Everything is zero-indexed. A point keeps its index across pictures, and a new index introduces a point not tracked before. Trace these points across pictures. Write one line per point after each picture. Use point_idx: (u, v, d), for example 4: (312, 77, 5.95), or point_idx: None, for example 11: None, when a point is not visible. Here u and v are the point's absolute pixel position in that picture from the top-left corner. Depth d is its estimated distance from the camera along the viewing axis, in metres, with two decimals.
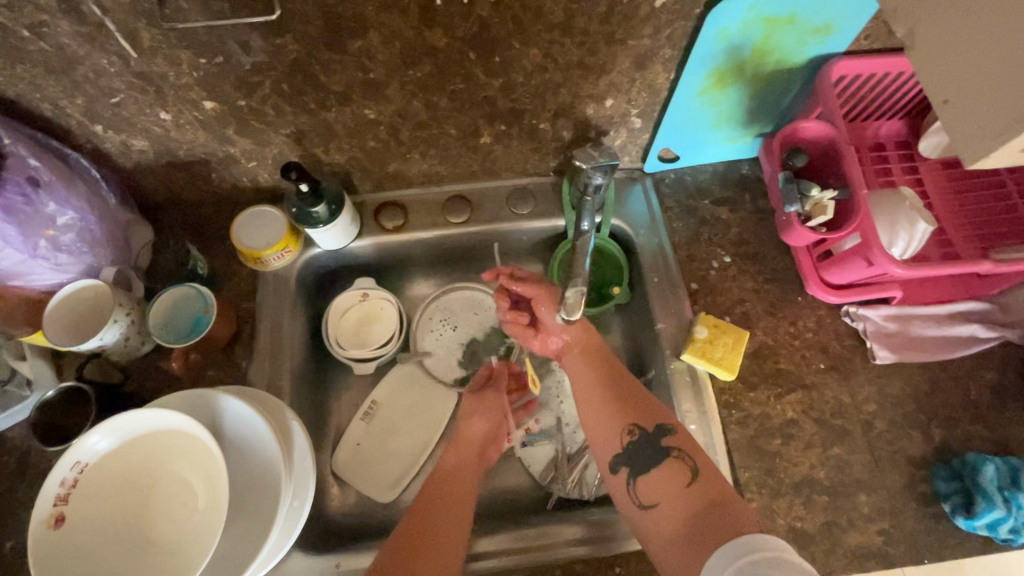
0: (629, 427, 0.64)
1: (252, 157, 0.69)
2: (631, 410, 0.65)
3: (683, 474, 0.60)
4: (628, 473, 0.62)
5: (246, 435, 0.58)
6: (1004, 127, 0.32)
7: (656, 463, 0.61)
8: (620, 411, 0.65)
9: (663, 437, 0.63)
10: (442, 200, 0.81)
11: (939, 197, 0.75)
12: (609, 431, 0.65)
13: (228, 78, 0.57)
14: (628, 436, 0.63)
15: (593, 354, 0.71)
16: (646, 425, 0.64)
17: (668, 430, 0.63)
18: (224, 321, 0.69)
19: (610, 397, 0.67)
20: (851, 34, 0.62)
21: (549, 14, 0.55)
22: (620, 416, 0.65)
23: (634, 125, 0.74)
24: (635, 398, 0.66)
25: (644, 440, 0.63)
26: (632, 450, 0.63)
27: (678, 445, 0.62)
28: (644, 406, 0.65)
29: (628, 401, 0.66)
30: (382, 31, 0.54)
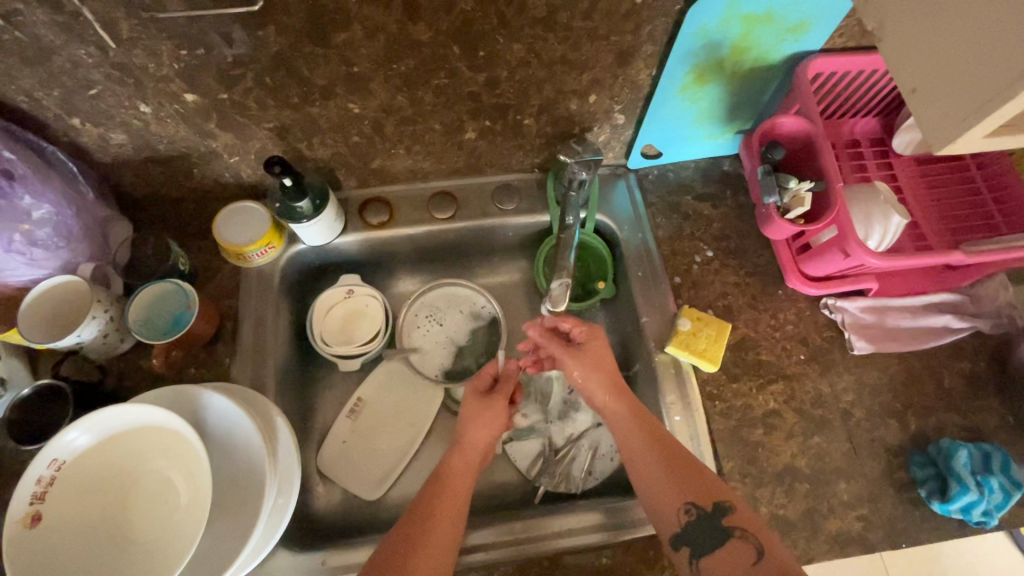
0: (686, 505, 0.58)
1: (234, 151, 0.68)
2: (684, 485, 0.59)
3: (748, 555, 0.54)
4: (690, 554, 0.57)
5: (229, 430, 0.57)
6: (968, 113, 0.33)
7: (717, 544, 0.56)
8: (673, 485, 0.59)
9: (722, 517, 0.57)
10: (427, 196, 0.81)
11: (912, 192, 0.77)
12: (662, 505, 0.59)
13: (210, 71, 0.56)
14: (686, 517, 0.58)
15: (638, 416, 0.64)
16: (703, 502, 0.58)
17: (728, 509, 0.57)
18: (206, 318, 0.69)
19: (659, 466, 0.60)
20: (827, 32, 0.63)
21: (532, 9, 0.55)
22: (676, 492, 0.59)
23: (617, 121, 0.75)
24: (688, 469, 0.60)
25: (701, 519, 0.57)
26: (691, 530, 0.57)
27: (739, 523, 0.56)
28: (697, 478, 0.59)
29: (680, 473, 0.59)
30: (366, 25, 0.54)
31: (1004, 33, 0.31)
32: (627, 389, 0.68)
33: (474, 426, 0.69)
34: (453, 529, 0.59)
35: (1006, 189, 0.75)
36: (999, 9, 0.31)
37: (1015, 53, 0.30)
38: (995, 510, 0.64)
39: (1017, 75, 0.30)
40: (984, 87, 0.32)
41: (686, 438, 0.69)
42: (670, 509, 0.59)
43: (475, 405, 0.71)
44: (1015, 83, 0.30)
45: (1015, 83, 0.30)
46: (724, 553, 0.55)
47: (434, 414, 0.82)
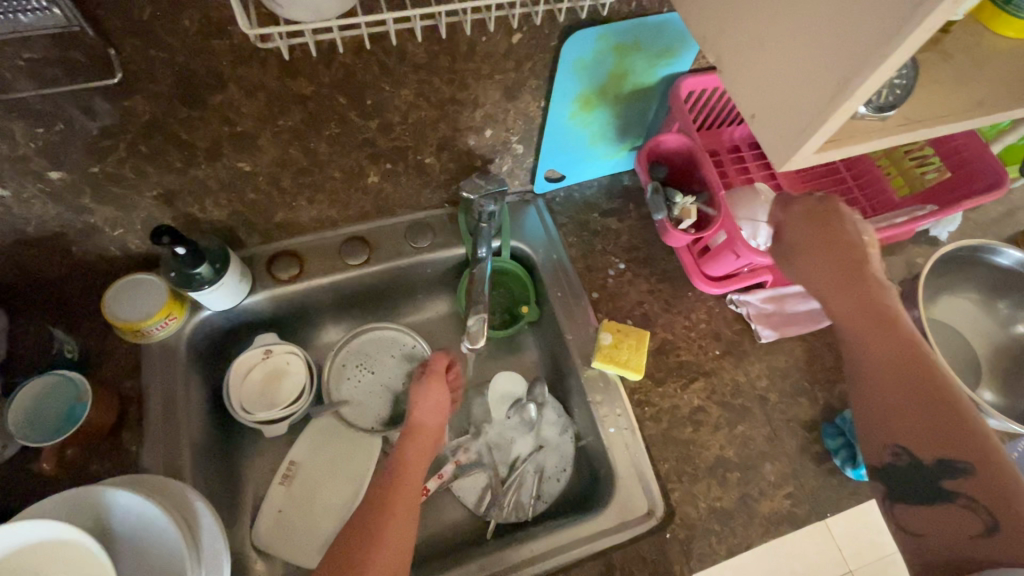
0: (892, 447, 0.49)
1: (117, 224, 0.64)
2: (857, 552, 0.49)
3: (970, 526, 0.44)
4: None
5: (141, 529, 0.52)
6: (795, 134, 0.38)
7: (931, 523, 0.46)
8: (918, 419, 0.47)
9: (946, 477, 0.46)
10: (338, 243, 0.79)
11: (790, 187, 0.85)
12: (867, 437, 0.51)
13: (74, 146, 0.53)
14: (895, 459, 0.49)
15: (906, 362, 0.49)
16: (920, 452, 0.47)
17: (966, 469, 0.45)
18: (105, 407, 0.63)
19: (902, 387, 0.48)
20: (691, 54, 0.69)
21: (412, 56, 0.56)
22: (893, 433, 0.49)
23: (516, 151, 0.77)
24: (932, 389, 0.47)
25: (914, 466, 0.47)
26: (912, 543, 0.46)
27: (976, 492, 0.44)
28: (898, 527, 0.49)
29: (939, 420, 0.46)
30: (243, 85, 0.53)
31: (812, 66, 0.35)
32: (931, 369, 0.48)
33: (424, 407, 0.70)
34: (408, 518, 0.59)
35: (864, 174, 0.86)
36: (807, 44, 0.35)
37: (824, 82, 0.35)
38: None
39: (828, 99, 0.35)
40: (804, 110, 0.37)
41: (623, 448, 0.72)
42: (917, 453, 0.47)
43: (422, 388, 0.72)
44: (828, 106, 0.35)
45: (828, 106, 0.35)
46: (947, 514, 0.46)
47: (373, 465, 0.79)
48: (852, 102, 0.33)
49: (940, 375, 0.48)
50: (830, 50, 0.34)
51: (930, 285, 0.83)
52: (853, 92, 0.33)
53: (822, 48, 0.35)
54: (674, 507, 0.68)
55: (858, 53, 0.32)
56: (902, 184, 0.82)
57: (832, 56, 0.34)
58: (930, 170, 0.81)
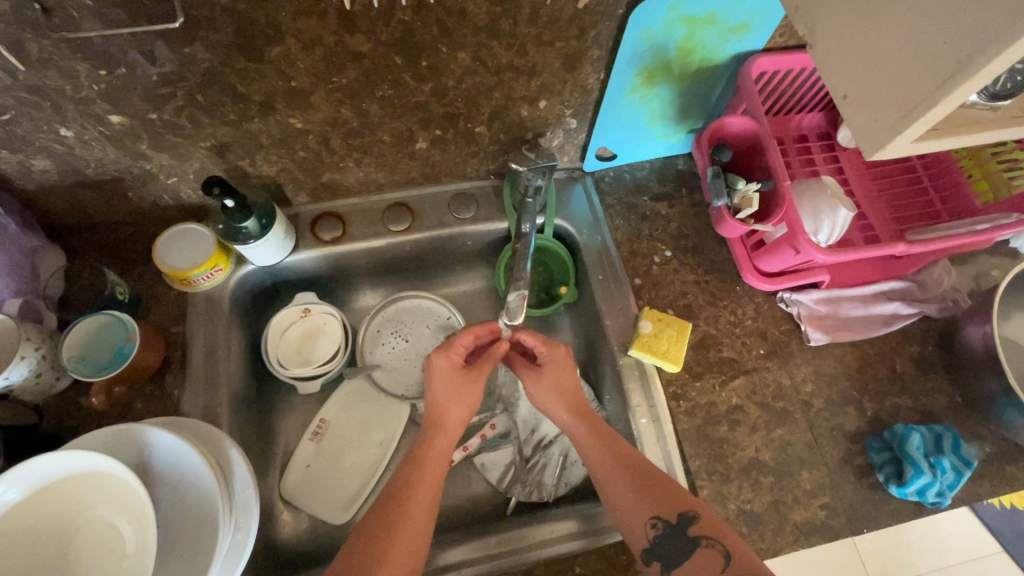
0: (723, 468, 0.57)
1: (171, 172, 0.65)
2: (650, 499, 0.59)
3: (716, 562, 0.55)
4: (662, 567, 0.57)
5: (177, 466, 0.54)
6: (894, 119, 0.34)
7: (688, 554, 0.56)
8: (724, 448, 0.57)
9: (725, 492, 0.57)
10: (382, 208, 0.79)
11: (859, 184, 0.79)
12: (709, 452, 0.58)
13: (134, 91, 0.53)
14: (653, 532, 0.58)
15: (610, 441, 0.64)
16: (668, 517, 0.58)
17: (694, 516, 0.58)
18: (151, 349, 0.65)
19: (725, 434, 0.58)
20: (767, 31, 0.64)
21: (473, 17, 0.54)
22: (633, 498, 0.60)
23: (569, 126, 0.74)
24: (649, 479, 0.60)
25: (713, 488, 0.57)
26: (660, 543, 0.58)
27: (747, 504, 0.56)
28: (662, 492, 0.60)
29: (644, 486, 0.60)
30: (300, 38, 0.52)
31: (925, 43, 0.32)
32: (653, 479, 0.60)
33: (453, 404, 0.67)
34: (432, 491, 0.60)
35: (943, 175, 0.80)
36: (923, 18, 0.32)
37: (938, 60, 0.31)
38: (948, 490, 0.66)
39: (940, 81, 0.31)
40: (908, 93, 0.33)
41: (654, 440, 0.70)
42: (637, 525, 0.59)
43: (455, 379, 0.68)
44: (940, 88, 0.31)
45: (940, 88, 0.31)
46: (695, 562, 0.56)
47: (401, 430, 0.80)
48: (970, 85, 0.30)
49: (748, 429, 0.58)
50: (951, 25, 0.30)
51: (1004, 301, 0.77)
52: (974, 73, 0.29)
53: (942, 20, 0.31)
54: None
55: (988, 28, 0.29)
56: (985, 190, 0.75)
57: (953, 30, 0.30)
58: (1018, 175, 0.73)
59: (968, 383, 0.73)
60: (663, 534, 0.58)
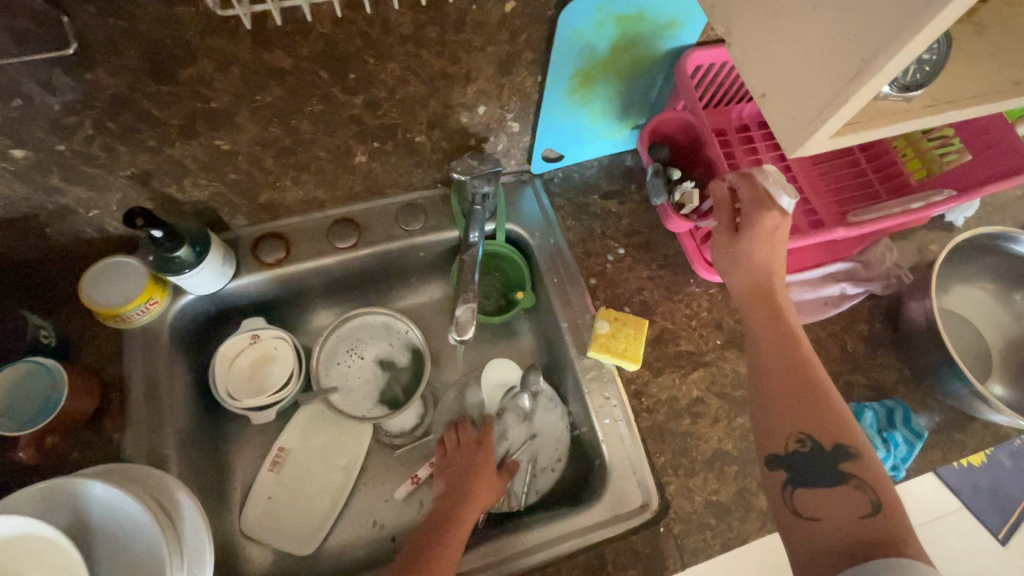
0: (799, 437, 0.53)
1: (91, 205, 0.61)
2: (801, 413, 0.53)
3: (858, 504, 0.49)
4: (789, 480, 0.53)
5: (118, 519, 0.51)
6: (810, 117, 0.34)
7: (831, 483, 0.51)
8: (798, 412, 0.53)
9: (840, 460, 0.52)
10: (327, 225, 0.76)
11: (801, 170, 0.81)
12: (771, 430, 0.55)
13: (36, 122, 0.49)
14: (798, 446, 0.53)
15: (788, 340, 0.57)
16: (821, 438, 0.52)
17: (853, 452, 0.51)
18: (85, 394, 0.61)
19: (784, 390, 0.55)
20: (699, 26, 0.64)
21: (397, 26, 0.52)
22: (785, 413, 0.54)
23: (512, 130, 0.73)
24: (806, 387, 0.54)
25: (816, 453, 0.52)
26: (803, 462, 0.52)
27: (858, 472, 0.51)
28: (818, 410, 0.53)
29: (801, 395, 0.54)
30: (215, 58, 0.49)
31: (831, 43, 0.32)
32: (816, 386, 0.54)
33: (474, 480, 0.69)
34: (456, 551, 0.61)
35: (879, 155, 0.82)
36: (827, 17, 0.32)
37: (844, 58, 0.32)
38: (902, 463, 0.68)
39: (847, 79, 0.31)
40: (822, 90, 0.33)
41: (618, 440, 0.70)
42: (778, 437, 0.54)
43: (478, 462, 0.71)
44: (848, 86, 0.31)
45: (848, 87, 0.31)
46: (835, 496, 0.50)
47: (365, 451, 0.78)
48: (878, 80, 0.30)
49: (820, 379, 0.55)
50: (853, 24, 0.31)
51: (942, 274, 0.80)
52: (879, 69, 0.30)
53: (844, 18, 0.31)
54: (669, 501, 0.66)
55: (886, 24, 0.29)
56: (919, 167, 0.79)
57: (855, 29, 0.31)
58: (949, 152, 0.76)
59: (914, 357, 0.75)
60: (815, 455, 0.52)
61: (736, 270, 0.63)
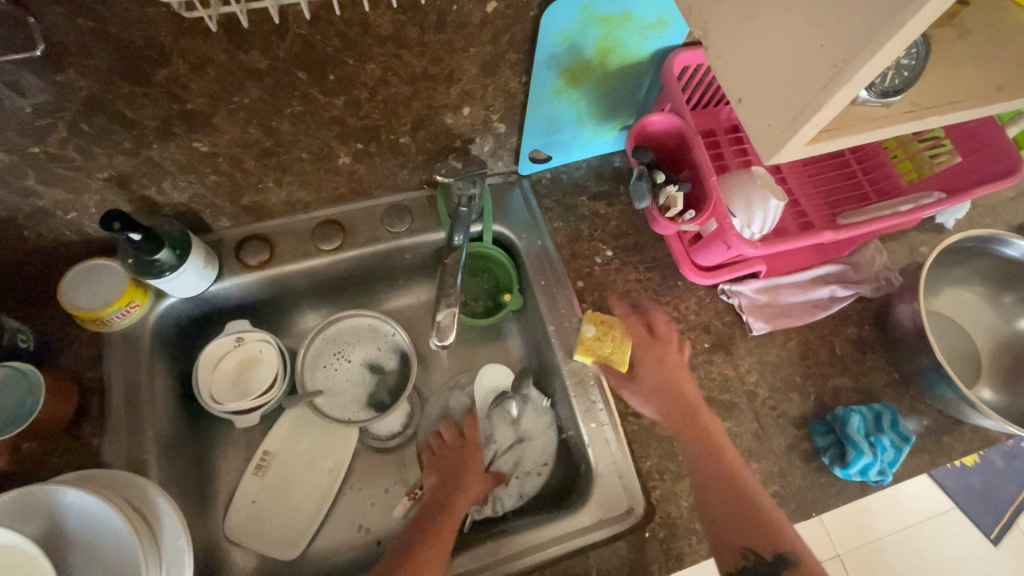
0: (743, 551, 0.60)
1: (69, 207, 0.60)
2: (740, 529, 0.61)
3: None
4: None
5: (94, 526, 0.51)
6: (784, 122, 0.34)
7: None
8: (735, 527, 0.61)
9: (783, 568, 0.59)
10: (312, 226, 0.76)
11: (790, 171, 0.80)
12: (719, 547, 0.62)
13: (7, 124, 0.48)
14: (744, 561, 0.60)
15: (718, 462, 0.64)
16: (764, 551, 0.60)
17: (794, 559, 0.59)
18: (63, 399, 0.61)
19: (721, 497, 0.63)
20: (685, 26, 0.63)
21: (376, 27, 0.51)
22: (734, 535, 0.61)
23: (498, 131, 0.72)
24: (755, 522, 0.61)
25: (762, 562, 0.60)
26: (749, 571, 0.60)
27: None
28: (746, 522, 0.61)
29: (741, 514, 0.62)
30: (189, 58, 0.48)
31: (804, 47, 0.32)
32: (744, 492, 0.63)
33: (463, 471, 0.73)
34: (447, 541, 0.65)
35: (870, 156, 0.81)
36: (801, 21, 0.32)
37: (819, 63, 0.31)
38: (889, 468, 0.67)
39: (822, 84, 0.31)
40: (795, 96, 0.33)
41: (604, 444, 0.69)
42: (727, 555, 0.61)
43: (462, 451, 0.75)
44: (824, 91, 0.31)
45: (824, 92, 0.31)
46: None
47: (351, 455, 0.78)
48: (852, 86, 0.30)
49: (745, 477, 0.64)
50: (827, 29, 0.31)
51: (932, 276, 0.79)
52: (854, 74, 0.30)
53: (818, 23, 0.31)
54: (655, 505, 0.66)
55: (861, 28, 0.29)
56: (909, 169, 0.78)
57: (830, 34, 0.31)
58: (942, 153, 0.75)
59: (903, 360, 0.74)
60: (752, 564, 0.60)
61: (654, 399, 0.70)
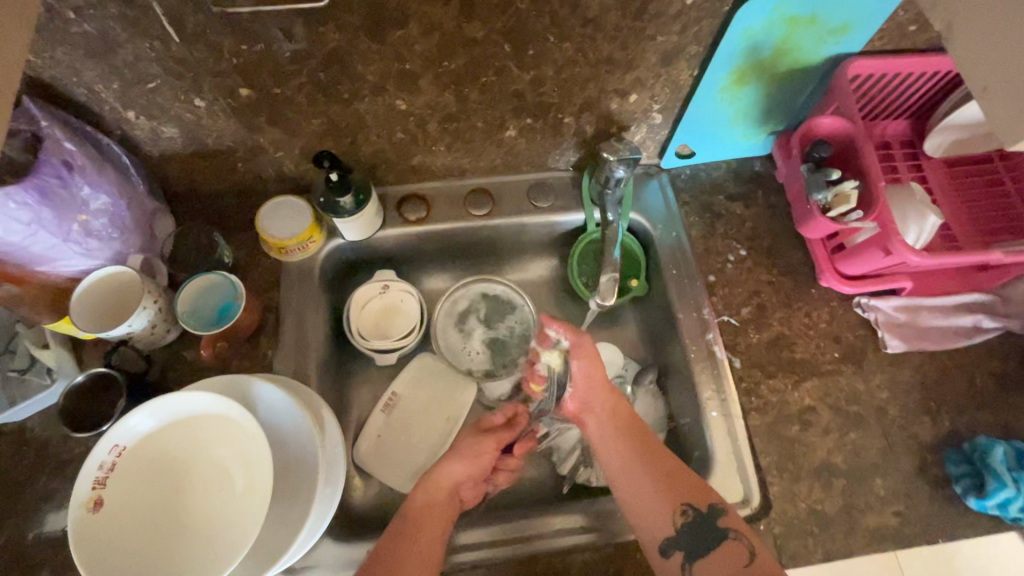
0: (682, 507, 0.62)
1: (280, 146, 0.69)
2: (673, 490, 0.63)
3: (741, 556, 0.59)
4: (682, 559, 0.60)
5: (280, 420, 0.58)
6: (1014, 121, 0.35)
7: (714, 547, 0.60)
8: (665, 493, 0.63)
9: (716, 518, 0.61)
10: (463, 193, 0.82)
11: (942, 193, 0.78)
12: (655, 516, 0.62)
13: (266, 66, 0.57)
14: (683, 518, 0.61)
15: (640, 442, 0.68)
16: (698, 504, 0.62)
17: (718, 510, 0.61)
18: (251, 311, 0.69)
19: (649, 472, 0.65)
20: (867, 34, 0.65)
21: (585, 8, 0.56)
22: (664, 497, 0.62)
23: (654, 121, 0.75)
24: (674, 477, 0.64)
25: (695, 520, 0.61)
26: (689, 531, 0.61)
27: (732, 525, 0.61)
28: (684, 485, 0.63)
29: (662, 480, 0.64)
30: (423, 22, 0.55)
31: None
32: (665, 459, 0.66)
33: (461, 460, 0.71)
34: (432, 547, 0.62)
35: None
36: None
37: None
38: None
39: None
40: None
41: (723, 433, 0.71)
42: (661, 517, 0.62)
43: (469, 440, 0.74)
44: None
45: None
46: (717, 555, 0.60)
47: (467, 410, 0.83)
48: None
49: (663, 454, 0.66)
50: None
51: None
52: None
53: None
54: (771, 500, 0.67)
55: None
56: None
57: None
58: None
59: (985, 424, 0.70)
60: (684, 524, 0.61)
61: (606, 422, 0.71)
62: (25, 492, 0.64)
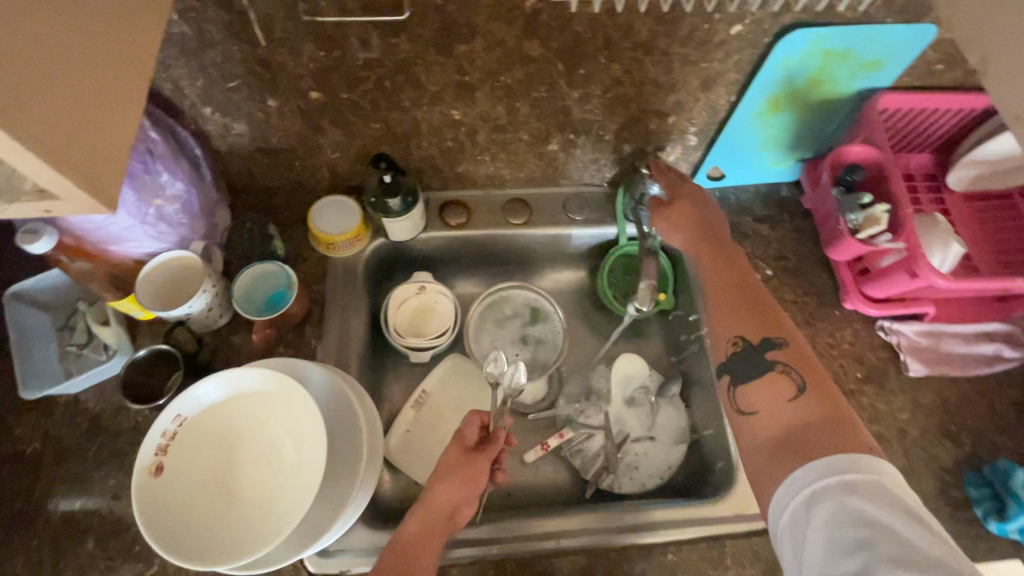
0: (736, 338, 0.64)
1: (338, 148, 0.73)
2: (740, 319, 0.65)
3: (788, 389, 0.57)
4: (729, 381, 0.62)
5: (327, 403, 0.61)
6: None
7: (762, 376, 0.60)
8: (736, 318, 0.65)
9: (769, 349, 0.61)
10: (502, 202, 0.86)
11: (964, 225, 0.81)
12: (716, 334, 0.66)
13: (339, 73, 0.62)
14: (733, 348, 0.63)
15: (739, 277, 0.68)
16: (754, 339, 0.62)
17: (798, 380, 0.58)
18: (299, 300, 0.73)
19: (732, 292, 0.67)
20: (896, 71, 0.69)
21: (637, 33, 0.61)
22: (731, 316, 0.65)
23: (689, 142, 0.79)
24: (770, 317, 0.64)
25: (747, 352, 0.62)
26: (739, 360, 0.62)
27: (797, 365, 0.59)
28: (817, 380, 0.57)
29: (737, 298, 0.66)
30: (488, 38, 0.60)
31: None
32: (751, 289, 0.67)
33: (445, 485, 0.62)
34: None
35: None
36: None
37: None
38: None
39: None
40: None
41: None
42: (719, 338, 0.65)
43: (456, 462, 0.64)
44: None
45: None
46: (767, 387, 0.59)
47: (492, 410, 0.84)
48: None
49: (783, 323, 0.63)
50: None
51: None
52: None
53: None
54: None
55: None
56: None
57: None
58: None
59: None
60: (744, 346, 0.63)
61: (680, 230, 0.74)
62: (74, 462, 0.66)
